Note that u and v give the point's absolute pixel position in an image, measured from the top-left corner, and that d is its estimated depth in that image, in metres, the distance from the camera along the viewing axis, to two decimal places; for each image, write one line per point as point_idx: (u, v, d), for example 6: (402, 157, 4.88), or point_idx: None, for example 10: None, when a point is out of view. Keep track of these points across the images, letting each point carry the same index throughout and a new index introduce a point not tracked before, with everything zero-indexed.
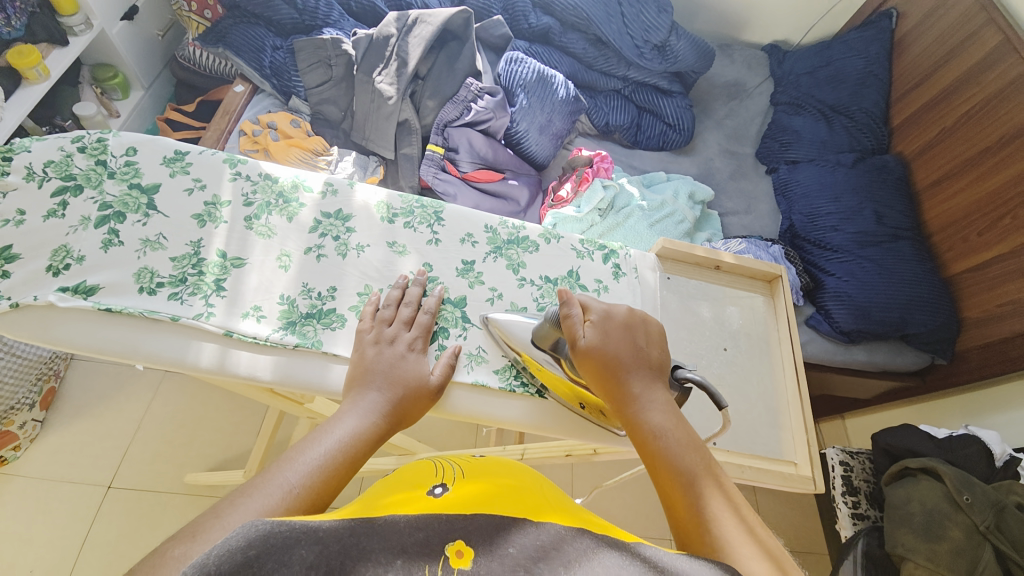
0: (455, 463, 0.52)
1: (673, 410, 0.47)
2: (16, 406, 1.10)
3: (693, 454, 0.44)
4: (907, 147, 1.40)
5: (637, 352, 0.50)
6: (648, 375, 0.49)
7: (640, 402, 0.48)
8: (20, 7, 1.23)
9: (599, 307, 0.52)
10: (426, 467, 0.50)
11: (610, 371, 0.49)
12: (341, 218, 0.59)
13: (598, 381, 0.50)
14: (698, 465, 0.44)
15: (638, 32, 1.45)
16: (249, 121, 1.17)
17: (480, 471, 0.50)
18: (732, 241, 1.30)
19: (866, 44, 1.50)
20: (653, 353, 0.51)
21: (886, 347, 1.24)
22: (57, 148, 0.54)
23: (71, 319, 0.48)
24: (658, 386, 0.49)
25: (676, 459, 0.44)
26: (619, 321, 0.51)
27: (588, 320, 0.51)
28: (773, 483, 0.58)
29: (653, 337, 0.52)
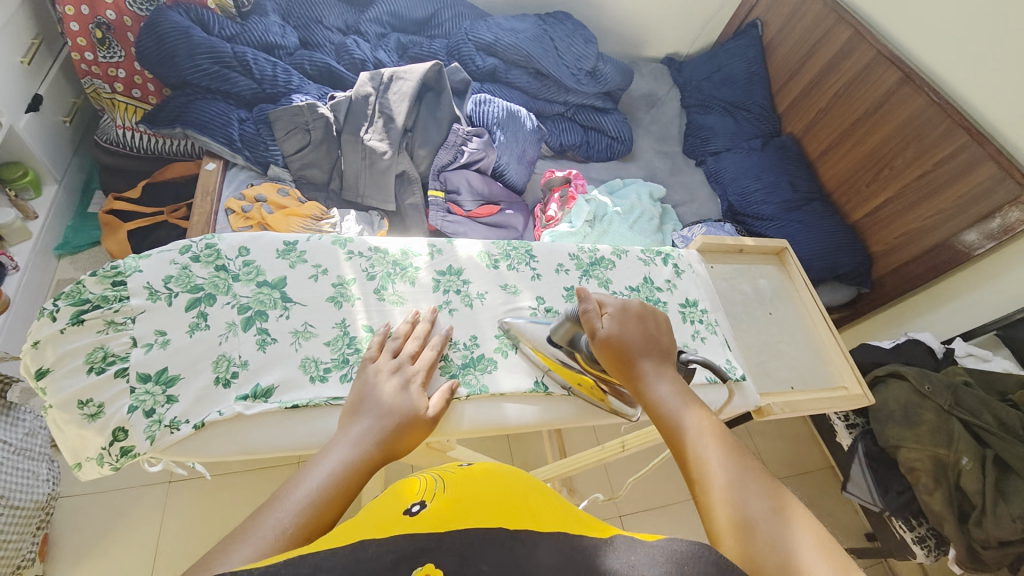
0: (441, 474, 0.49)
1: (680, 387, 0.52)
2: (21, 564, 0.92)
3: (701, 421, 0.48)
4: (796, 126, 1.71)
5: (647, 337, 0.55)
6: (657, 356, 0.54)
7: (653, 379, 0.52)
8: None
9: (614, 302, 0.57)
10: (412, 482, 0.47)
11: (625, 353, 0.53)
12: (456, 273, 0.64)
13: (614, 364, 0.54)
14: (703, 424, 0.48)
15: (571, 61, 1.63)
16: (233, 198, 1.12)
17: (466, 484, 0.45)
18: (694, 228, 1.51)
19: (744, 50, 1.81)
20: (662, 339, 0.56)
21: (826, 288, 1.52)
22: (170, 262, 0.53)
23: (260, 423, 0.48)
24: (667, 366, 0.54)
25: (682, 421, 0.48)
26: (633, 310, 0.56)
27: (606, 312, 0.56)
28: (844, 406, 0.74)
29: (663, 325, 0.57)
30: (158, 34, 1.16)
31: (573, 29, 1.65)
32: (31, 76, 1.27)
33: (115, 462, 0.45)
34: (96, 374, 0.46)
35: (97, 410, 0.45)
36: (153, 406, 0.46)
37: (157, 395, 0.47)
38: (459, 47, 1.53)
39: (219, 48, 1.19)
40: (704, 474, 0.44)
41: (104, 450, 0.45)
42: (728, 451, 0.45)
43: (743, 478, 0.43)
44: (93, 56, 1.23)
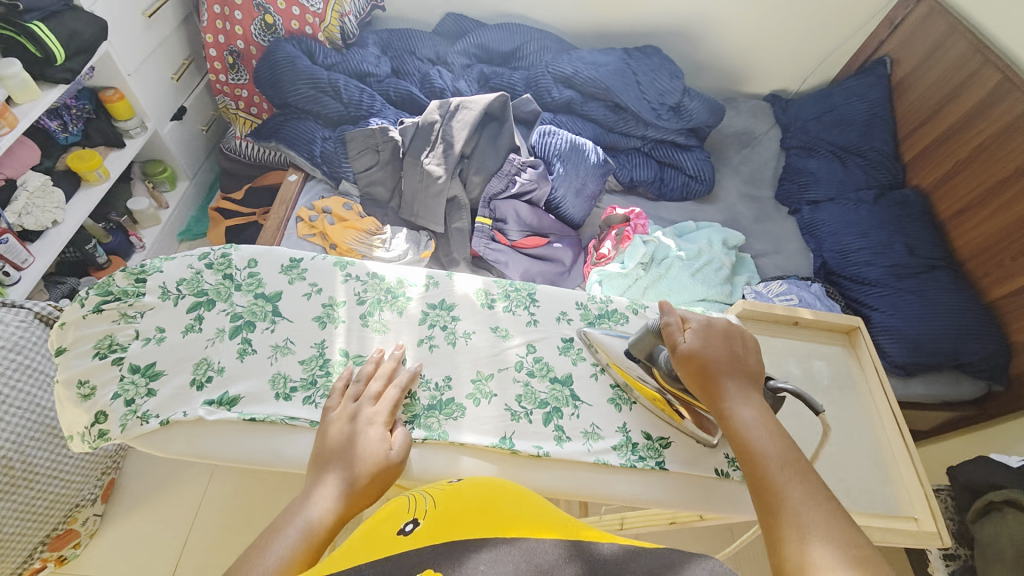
0: (430, 490, 0.47)
1: (765, 414, 0.50)
2: (81, 502, 1.01)
3: (784, 453, 0.48)
4: (924, 180, 1.42)
5: (735, 357, 0.53)
6: (741, 378, 0.53)
7: (736, 403, 0.51)
8: (76, 114, 1.29)
9: (699, 318, 0.56)
10: (399, 502, 0.45)
11: (708, 372, 0.52)
12: (446, 308, 0.62)
13: (693, 380, 0.53)
14: (787, 458, 0.47)
15: (654, 96, 1.54)
16: (305, 208, 1.24)
17: (457, 498, 0.44)
18: (772, 283, 1.30)
19: (866, 90, 1.55)
20: (750, 360, 0.54)
21: (942, 379, 1.22)
22: (187, 266, 0.59)
23: (217, 430, 0.51)
24: (754, 391, 0.52)
25: (766, 451, 0.48)
26: (719, 327, 0.55)
27: (689, 327, 0.55)
28: (907, 540, 0.63)
29: (751, 345, 0.55)
30: (272, 62, 1.34)
31: (659, 63, 1.58)
32: (179, 91, 1.55)
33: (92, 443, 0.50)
34: (99, 359, 0.52)
35: (89, 392, 0.50)
36: (134, 396, 0.51)
37: (139, 387, 0.51)
38: (538, 78, 1.53)
39: (317, 75, 1.33)
40: (782, 511, 0.44)
41: (85, 430, 0.50)
42: (807, 489, 0.45)
43: (820, 521, 0.43)
44: (225, 78, 1.46)
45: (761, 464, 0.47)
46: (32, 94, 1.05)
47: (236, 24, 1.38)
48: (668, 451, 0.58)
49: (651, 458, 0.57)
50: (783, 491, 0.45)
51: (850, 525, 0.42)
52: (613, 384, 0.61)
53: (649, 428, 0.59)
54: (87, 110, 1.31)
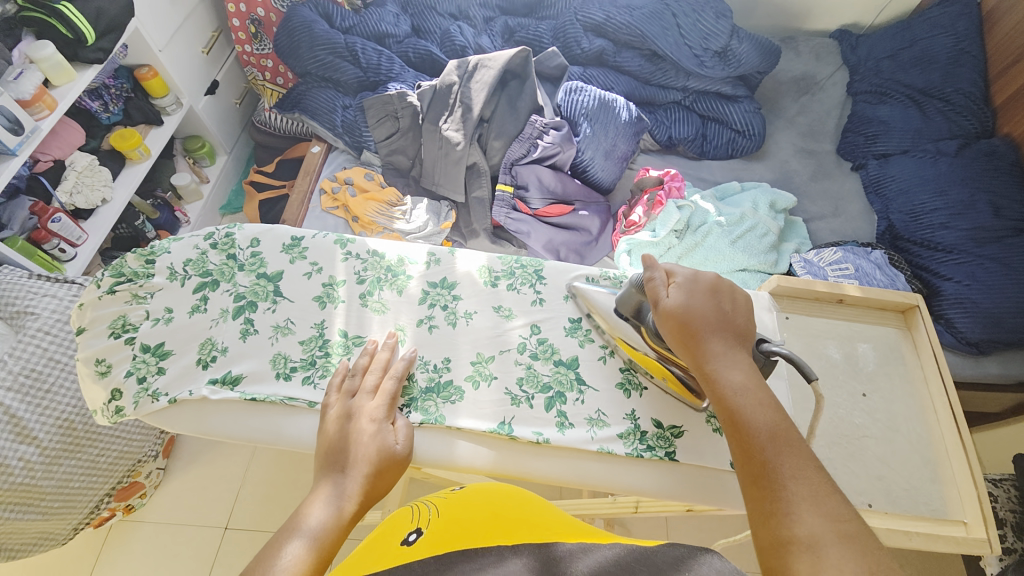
0: (433, 499, 0.44)
1: (755, 376, 0.46)
2: (142, 458, 1.10)
3: (774, 418, 0.44)
4: (1016, 128, 1.20)
5: (722, 315, 0.49)
6: (729, 338, 0.48)
7: (722, 365, 0.47)
8: (115, 93, 1.33)
9: (685, 272, 0.52)
10: (403, 514, 0.43)
11: (692, 331, 0.49)
12: (448, 286, 0.60)
13: (680, 341, 0.49)
14: (778, 427, 0.43)
15: (697, 41, 1.38)
16: (328, 180, 1.24)
17: (461, 505, 0.42)
18: (824, 251, 1.17)
19: (953, 20, 1.32)
20: (739, 318, 0.50)
21: (1022, 357, 1.07)
22: (193, 247, 0.59)
23: (222, 409, 0.52)
24: (742, 351, 0.48)
25: (753, 418, 0.44)
26: (706, 281, 0.51)
27: (673, 282, 0.51)
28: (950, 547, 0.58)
29: (740, 303, 0.51)
30: (290, 29, 1.31)
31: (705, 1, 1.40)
32: (210, 65, 1.57)
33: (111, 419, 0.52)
34: (114, 338, 0.54)
35: (105, 369, 0.53)
36: (145, 374, 0.53)
37: (150, 366, 0.53)
38: (566, 28, 1.41)
39: (334, 40, 1.30)
40: (768, 485, 0.41)
41: (103, 406, 0.52)
42: (796, 459, 0.41)
43: (807, 494, 0.39)
44: (250, 49, 1.45)
45: (746, 430, 0.44)
46: (67, 76, 1.08)
47: None
48: (680, 441, 0.54)
49: (659, 448, 0.53)
50: (770, 464, 0.41)
51: (841, 500, 0.39)
52: (623, 367, 0.57)
53: (660, 415, 0.55)
54: (126, 88, 1.35)
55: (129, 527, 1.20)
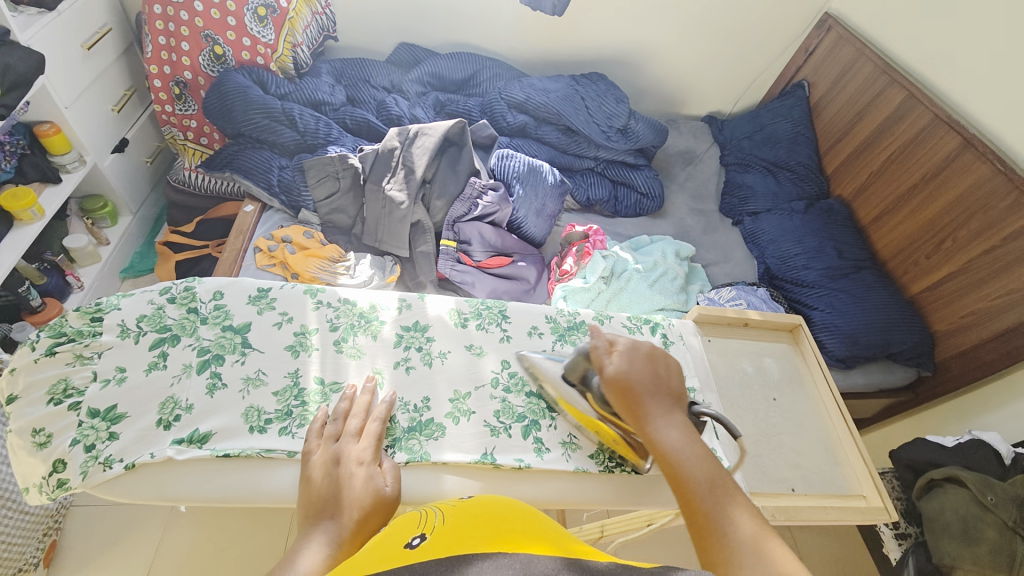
0: (439, 507, 0.47)
1: (687, 430, 0.57)
2: (22, 567, 0.99)
3: (707, 466, 0.54)
4: (845, 190, 1.56)
5: (660, 378, 0.60)
6: (665, 401, 0.59)
7: (658, 424, 0.57)
8: (10, 150, 1.21)
9: (626, 343, 0.63)
10: (410, 518, 0.45)
11: (632, 393, 0.59)
12: (420, 329, 0.72)
13: (623, 402, 0.59)
14: (714, 478, 0.53)
15: (602, 120, 1.62)
16: (263, 238, 1.21)
17: (466, 515, 0.44)
18: (722, 290, 1.38)
19: (789, 111, 1.70)
20: (673, 382, 0.62)
21: (877, 368, 1.33)
22: (147, 302, 0.67)
23: (189, 463, 0.59)
24: (675, 411, 0.59)
25: (693, 471, 0.53)
26: (644, 351, 0.62)
27: (616, 352, 0.62)
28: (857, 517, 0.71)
29: (674, 369, 0.63)
30: (222, 93, 1.32)
31: (605, 89, 1.67)
32: (120, 122, 1.48)
33: (51, 492, 0.56)
34: (53, 404, 0.58)
35: (46, 440, 0.57)
36: (95, 442, 0.58)
37: (100, 432, 0.58)
38: (492, 104, 1.58)
39: (270, 105, 1.32)
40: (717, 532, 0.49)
41: (45, 479, 0.56)
42: (730, 507, 0.50)
43: (746, 533, 0.48)
44: (172, 109, 1.41)
45: (688, 483, 0.53)
46: None
47: (183, 55, 1.34)
48: (641, 455, 0.68)
49: (626, 464, 0.66)
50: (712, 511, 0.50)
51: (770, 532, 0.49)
52: None
53: None
54: (22, 145, 1.23)
55: None
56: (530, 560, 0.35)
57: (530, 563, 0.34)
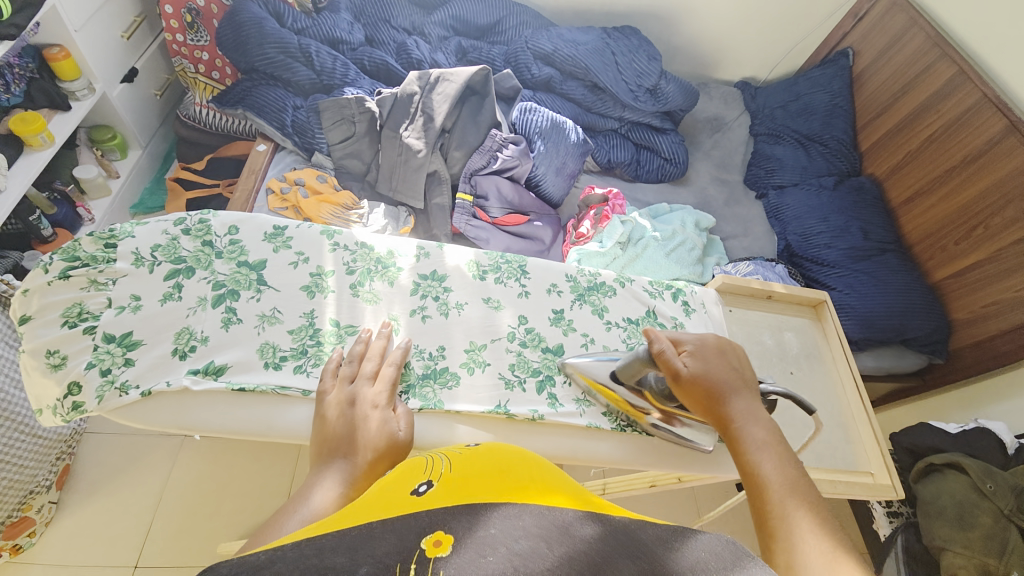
0: (447, 454, 0.47)
1: (766, 427, 0.56)
2: (34, 488, 1.04)
3: (780, 462, 0.51)
4: (878, 168, 1.50)
5: (733, 373, 0.60)
6: (745, 393, 0.59)
7: (743, 417, 0.57)
8: (19, 73, 1.18)
9: (692, 342, 0.63)
10: (417, 463, 0.45)
11: (708, 389, 0.59)
12: (438, 279, 0.72)
13: (699, 397, 0.60)
14: (789, 475, 0.50)
15: (631, 77, 1.53)
16: (275, 180, 1.18)
17: (473, 463, 0.44)
18: (740, 264, 1.34)
19: (829, 80, 1.60)
20: (747, 378, 0.61)
21: (889, 352, 1.31)
22: (162, 232, 0.66)
23: (203, 394, 0.59)
24: (755, 403, 0.59)
25: (765, 466, 0.51)
26: (714, 346, 0.62)
27: (685, 351, 0.62)
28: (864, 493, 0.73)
29: (745, 362, 0.63)
30: (236, 23, 1.25)
31: (637, 45, 1.57)
32: (130, 51, 1.41)
33: (65, 414, 0.57)
34: (68, 327, 0.59)
35: (60, 362, 0.57)
36: (111, 367, 0.58)
37: (115, 357, 0.58)
38: (517, 53, 1.50)
39: (286, 39, 1.26)
40: (782, 527, 0.46)
41: (60, 400, 0.57)
42: (801, 504, 0.47)
43: (811, 527, 0.45)
44: (183, 38, 1.34)
45: (759, 477, 0.51)
46: None
47: None
48: None
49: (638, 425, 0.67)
50: (780, 505, 0.48)
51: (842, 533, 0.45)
52: (602, 353, 0.71)
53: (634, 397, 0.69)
54: (31, 68, 1.20)
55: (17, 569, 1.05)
56: (546, 513, 0.34)
57: (546, 516, 0.34)
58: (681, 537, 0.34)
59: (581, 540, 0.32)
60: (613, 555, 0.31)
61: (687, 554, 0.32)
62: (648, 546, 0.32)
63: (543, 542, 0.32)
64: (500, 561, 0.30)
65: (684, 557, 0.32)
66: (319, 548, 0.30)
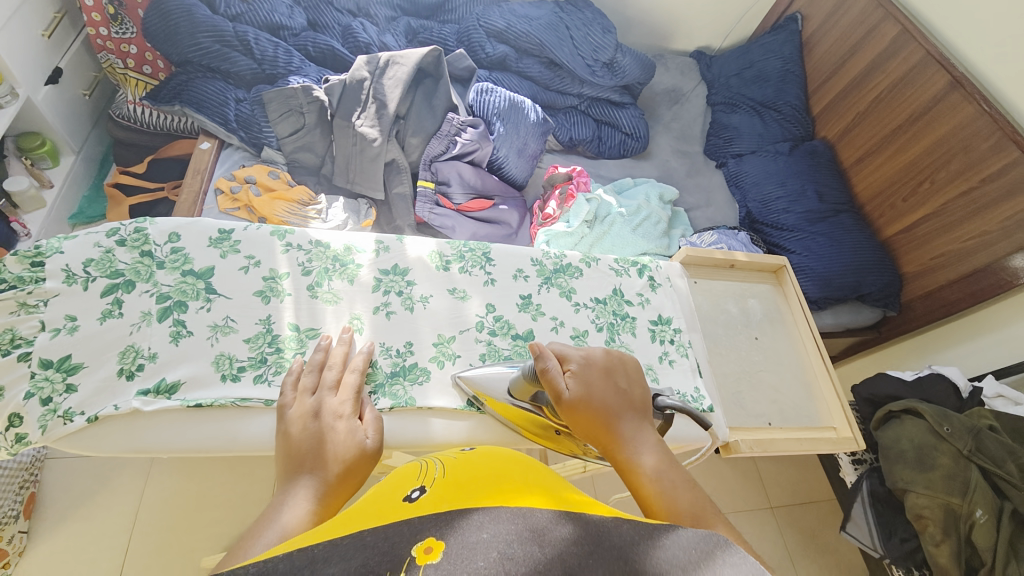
0: (441, 459, 0.47)
1: (661, 446, 0.52)
2: (2, 520, 0.98)
3: (686, 488, 0.47)
4: (830, 131, 1.53)
5: (622, 393, 0.55)
6: (634, 416, 0.54)
7: (634, 445, 0.51)
8: None
9: (578, 357, 0.57)
10: (411, 470, 0.45)
11: (599, 412, 0.53)
12: (400, 273, 0.70)
13: (592, 425, 0.53)
14: (697, 501, 0.46)
15: (588, 52, 1.51)
16: (224, 179, 1.12)
17: (466, 467, 0.44)
18: (705, 234, 1.36)
19: (781, 46, 1.62)
20: (635, 392, 0.57)
21: (847, 309, 1.37)
22: (94, 245, 0.61)
23: (158, 415, 0.56)
24: (646, 427, 0.54)
25: (674, 496, 0.47)
26: (599, 364, 0.57)
27: (569, 370, 0.56)
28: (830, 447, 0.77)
29: (633, 378, 0.58)
30: (162, 11, 1.16)
31: (592, 17, 1.54)
32: (52, 50, 1.30)
33: (9, 448, 0.53)
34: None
35: None
36: (51, 395, 0.54)
37: (55, 384, 0.54)
38: (470, 32, 1.45)
39: (220, 27, 1.18)
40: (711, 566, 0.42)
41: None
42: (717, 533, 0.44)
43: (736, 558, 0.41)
44: (108, 32, 1.24)
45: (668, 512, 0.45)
46: None
47: None
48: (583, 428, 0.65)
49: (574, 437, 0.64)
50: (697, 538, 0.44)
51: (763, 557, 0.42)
52: (572, 334, 0.71)
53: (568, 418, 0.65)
54: None
55: None
56: (528, 514, 0.34)
57: (527, 516, 0.34)
58: (663, 532, 0.34)
59: (561, 542, 0.32)
60: (595, 555, 0.31)
61: (668, 549, 0.32)
62: (630, 543, 0.33)
63: (526, 543, 0.32)
64: (489, 566, 0.30)
65: (667, 554, 0.32)
66: (311, 559, 0.30)
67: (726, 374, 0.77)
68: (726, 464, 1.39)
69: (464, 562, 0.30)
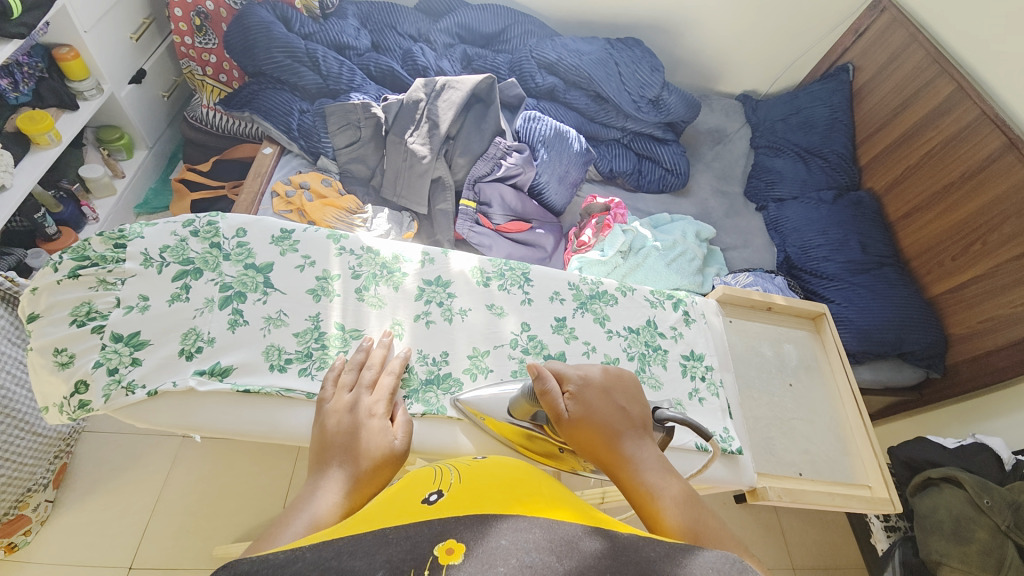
0: (454, 465, 0.48)
1: (662, 464, 0.52)
2: (32, 487, 1.03)
3: (689, 507, 0.48)
4: (877, 182, 1.50)
5: (622, 412, 0.55)
6: (634, 434, 0.54)
7: (636, 462, 0.52)
8: (28, 72, 1.18)
9: (575, 377, 0.57)
10: (425, 474, 0.46)
11: (598, 432, 0.53)
12: (442, 284, 0.73)
13: (592, 445, 0.53)
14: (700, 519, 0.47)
15: (634, 88, 1.54)
16: (281, 182, 1.19)
17: (485, 475, 0.45)
18: (740, 275, 1.35)
19: (830, 94, 1.62)
20: (635, 410, 0.56)
21: (887, 366, 1.31)
22: (170, 234, 0.66)
23: (208, 397, 0.60)
24: (646, 442, 0.54)
25: (676, 514, 0.47)
26: (597, 383, 0.57)
27: (568, 390, 0.56)
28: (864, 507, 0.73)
29: (632, 395, 0.58)
30: (244, 27, 1.26)
31: (641, 56, 1.58)
32: (139, 52, 1.42)
33: (71, 412, 0.57)
34: (76, 326, 0.59)
35: (68, 359, 0.58)
36: (117, 365, 0.58)
37: (123, 356, 0.59)
38: (522, 62, 1.51)
39: (293, 44, 1.28)
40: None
41: (67, 399, 0.57)
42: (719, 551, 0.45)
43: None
44: (191, 41, 1.36)
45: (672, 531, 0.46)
46: None
47: None
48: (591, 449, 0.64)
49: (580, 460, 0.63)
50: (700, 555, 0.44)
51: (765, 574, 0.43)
52: (603, 360, 0.71)
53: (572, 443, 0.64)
54: (40, 68, 1.20)
55: (12, 569, 1.05)
56: (552, 526, 0.35)
57: (551, 527, 0.35)
58: (685, 552, 0.34)
59: (585, 554, 0.32)
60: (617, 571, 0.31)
61: (691, 571, 0.32)
62: (650, 562, 0.33)
63: (549, 553, 0.32)
64: (511, 572, 0.31)
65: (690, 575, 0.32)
66: (337, 552, 0.31)
67: (756, 418, 0.76)
68: (748, 516, 1.33)
69: (488, 566, 0.31)
